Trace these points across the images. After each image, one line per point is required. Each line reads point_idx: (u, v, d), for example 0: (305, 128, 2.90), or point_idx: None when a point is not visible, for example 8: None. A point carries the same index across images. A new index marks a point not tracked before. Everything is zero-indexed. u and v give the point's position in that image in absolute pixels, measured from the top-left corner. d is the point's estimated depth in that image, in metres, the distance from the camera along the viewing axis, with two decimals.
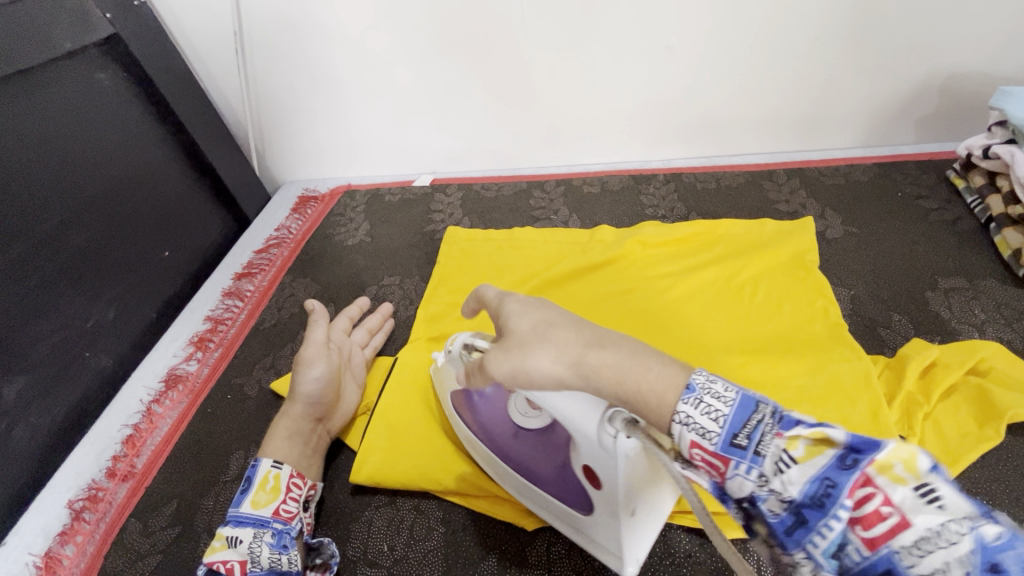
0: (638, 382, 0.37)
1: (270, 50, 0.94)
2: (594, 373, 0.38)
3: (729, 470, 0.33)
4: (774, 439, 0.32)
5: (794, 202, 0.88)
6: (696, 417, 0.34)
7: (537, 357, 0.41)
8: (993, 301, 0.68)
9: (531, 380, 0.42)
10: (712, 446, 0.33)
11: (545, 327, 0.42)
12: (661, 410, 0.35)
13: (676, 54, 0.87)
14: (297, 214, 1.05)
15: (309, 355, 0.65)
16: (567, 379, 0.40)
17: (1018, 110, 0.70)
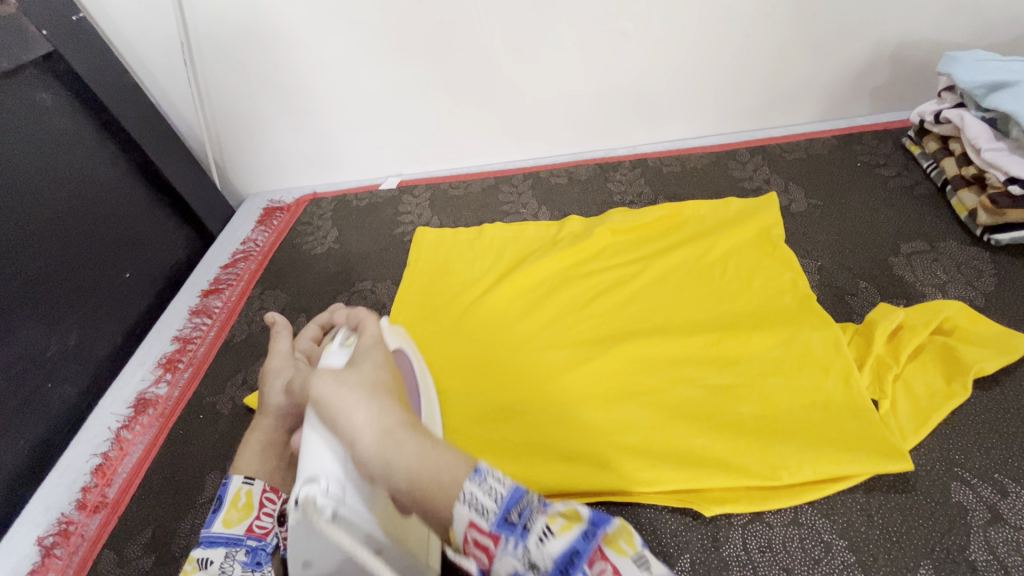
0: (431, 468, 0.35)
1: (222, 61, 0.91)
2: (397, 450, 0.36)
3: (498, 550, 0.32)
4: (539, 514, 0.33)
5: (758, 178, 0.89)
6: (479, 496, 0.33)
7: (354, 405, 0.38)
8: (954, 261, 0.69)
9: (338, 425, 0.38)
10: (487, 525, 0.32)
11: (380, 390, 0.40)
12: (449, 494, 0.34)
13: (633, 40, 0.87)
14: (262, 227, 1.03)
15: (275, 366, 0.62)
16: (365, 440, 0.37)
17: (964, 74, 0.71)
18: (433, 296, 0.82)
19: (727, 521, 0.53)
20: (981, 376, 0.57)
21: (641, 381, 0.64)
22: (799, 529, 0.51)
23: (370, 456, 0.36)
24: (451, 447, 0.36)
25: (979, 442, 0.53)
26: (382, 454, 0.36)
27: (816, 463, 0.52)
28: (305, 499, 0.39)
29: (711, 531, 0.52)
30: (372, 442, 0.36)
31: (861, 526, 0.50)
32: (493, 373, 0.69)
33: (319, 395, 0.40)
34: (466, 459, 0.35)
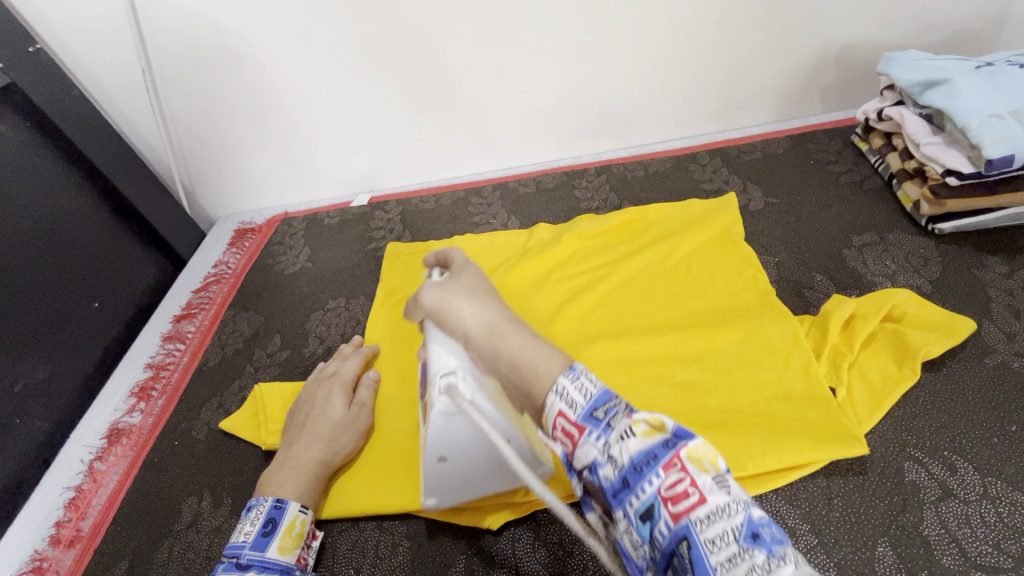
0: (528, 355, 0.45)
1: (186, 85, 0.92)
2: (502, 338, 0.48)
3: (582, 438, 0.38)
4: (625, 417, 0.37)
5: (718, 179, 0.92)
6: (570, 391, 0.40)
7: (463, 305, 0.51)
8: (902, 251, 0.72)
9: (448, 319, 0.52)
10: (576, 417, 0.39)
11: (480, 293, 0.53)
12: (544, 384, 0.42)
13: (592, 51, 0.90)
14: (234, 249, 1.03)
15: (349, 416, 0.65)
16: (473, 330, 0.50)
17: (901, 74, 0.74)
18: None
19: None
20: (930, 359, 0.59)
21: (615, 380, 0.66)
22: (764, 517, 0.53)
23: (481, 343, 0.49)
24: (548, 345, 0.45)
25: (930, 423, 0.56)
26: (491, 340, 0.48)
27: (781, 453, 0.54)
28: (447, 386, 0.50)
29: None
30: (480, 331, 0.49)
31: (822, 510, 0.52)
32: None
33: (431, 302, 0.54)
34: (560, 356, 0.44)
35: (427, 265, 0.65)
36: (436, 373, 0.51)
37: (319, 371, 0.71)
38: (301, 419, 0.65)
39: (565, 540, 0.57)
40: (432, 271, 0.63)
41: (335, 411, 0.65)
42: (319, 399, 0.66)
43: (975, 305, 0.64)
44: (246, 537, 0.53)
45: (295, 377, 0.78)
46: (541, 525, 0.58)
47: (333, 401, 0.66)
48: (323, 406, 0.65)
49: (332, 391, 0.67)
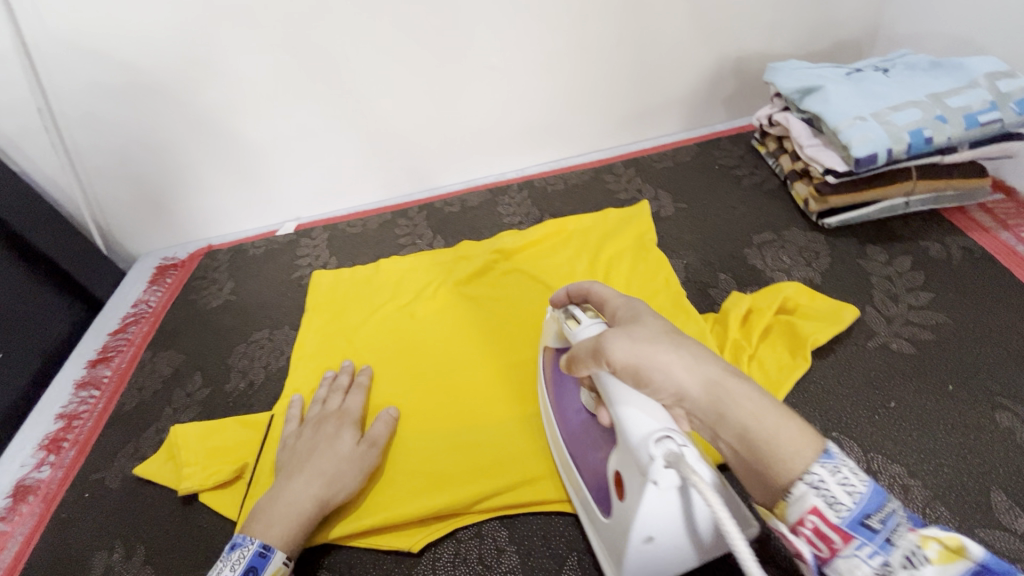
0: (773, 432, 0.40)
1: (91, 122, 0.89)
2: (732, 403, 0.41)
3: (847, 548, 0.38)
4: (908, 533, 0.38)
5: (632, 189, 0.96)
6: (835, 491, 0.38)
7: (667, 357, 0.43)
8: (796, 246, 0.77)
9: (653, 379, 0.43)
10: (841, 522, 0.37)
11: (676, 336, 0.45)
12: (789, 461, 0.39)
13: (502, 72, 0.93)
14: (155, 286, 1.00)
15: (347, 466, 0.60)
16: (691, 391, 0.43)
17: (783, 82, 0.80)
18: (337, 338, 0.83)
19: None
20: (819, 347, 0.64)
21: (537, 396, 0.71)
22: None
23: (702, 406, 0.42)
24: (785, 416, 0.41)
25: (819, 407, 0.59)
26: (718, 405, 0.42)
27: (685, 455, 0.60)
28: (667, 456, 0.41)
29: None
30: (701, 390, 0.42)
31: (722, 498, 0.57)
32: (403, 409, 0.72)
33: (622, 359, 0.45)
34: (807, 434, 0.40)
35: (560, 304, 0.59)
36: (644, 439, 0.42)
37: (324, 410, 0.68)
38: (306, 451, 0.61)
39: (483, 554, 0.58)
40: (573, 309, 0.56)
41: (342, 446, 0.62)
42: (325, 437, 0.63)
43: (858, 292, 0.70)
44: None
45: (216, 415, 0.76)
46: (460, 541, 0.59)
47: (342, 436, 0.63)
48: (331, 441, 0.62)
49: (340, 431, 0.64)
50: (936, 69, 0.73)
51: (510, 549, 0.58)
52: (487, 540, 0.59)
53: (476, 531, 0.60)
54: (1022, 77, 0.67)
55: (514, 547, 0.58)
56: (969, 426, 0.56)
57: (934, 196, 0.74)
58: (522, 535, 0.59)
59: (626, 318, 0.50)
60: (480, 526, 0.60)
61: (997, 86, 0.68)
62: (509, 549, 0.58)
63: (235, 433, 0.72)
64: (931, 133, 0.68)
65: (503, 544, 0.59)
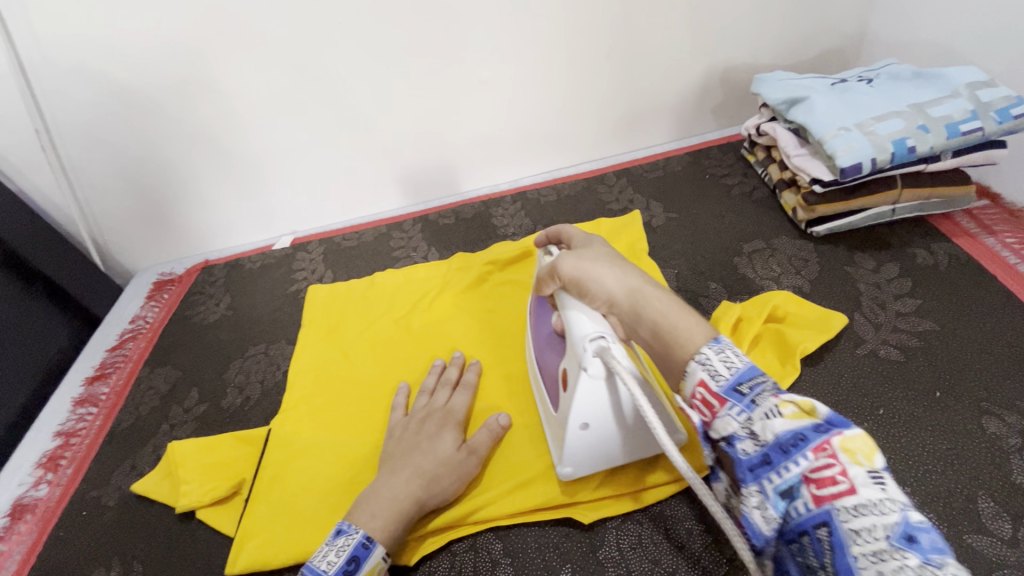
0: (672, 322, 0.48)
1: (88, 140, 0.90)
2: (646, 304, 0.51)
3: (722, 410, 0.42)
4: (770, 397, 0.41)
5: (624, 199, 0.97)
6: (714, 363, 0.43)
7: (603, 272, 0.54)
8: (786, 255, 0.78)
9: (590, 288, 0.54)
10: (719, 388, 0.43)
11: (615, 260, 0.56)
12: (685, 346, 0.46)
13: (493, 85, 0.95)
14: (151, 302, 1.00)
15: (442, 470, 0.60)
16: (618, 297, 0.53)
17: (770, 93, 0.81)
18: (334, 351, 0.84)
19: (602, 526, 0.60)
20: (808, 355, 0.64)
21: None
22: (664, 522, 0.59)
23: (625, 308, 0.52)
24: (690, 313, 0.49)
25: None
26: (635, 304, 0.51)
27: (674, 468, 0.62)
28: (600, 350, 0.51)
29: (588, 537, 0.59)
30: (623, 295, 0.52)
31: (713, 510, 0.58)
32: None
33: (570, 271, 0.56)
34: (703, 325, 0.47)
35: (540, 244, 0.67)
36: (583, 336, 0.53)
37: (428, 406, 0.69)
38: (407, 447, 0.62)
39: (479, 567, 0.58)
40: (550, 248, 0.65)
41: (443, 448, 0.62)
42: (427, 435, 0.63)
43: (847, 300, 0.71)
44: (328, 567, 0.51)
45: (213, 431, 0.77)
46: (455, 554, 0.60)
47: (443, 438, 0.63)
48: (433, 441, 0.63)
49: (442, 430, 0.64)
50: (919, 79, 0.74)
51: (504, 562, 0.58)
52: (482, 552, 0.59)
53: (471, 544, 0.60)
54: (1002, 87, 0.68)
55: (509, 559, 0.59)
56: (957, 432, 0.57)
57: (919, 204, 0.75)
58: (516, 546, 0.60)
59: (585, 245, 0.60)
60: (475, 538, 0.61)
61: (978, 95, 0.69)
62: (503, 562, 0.58)
63: (232, 449, 0.73)
64: (914, 143, 0.69)
65: (498, 556, 0.59)
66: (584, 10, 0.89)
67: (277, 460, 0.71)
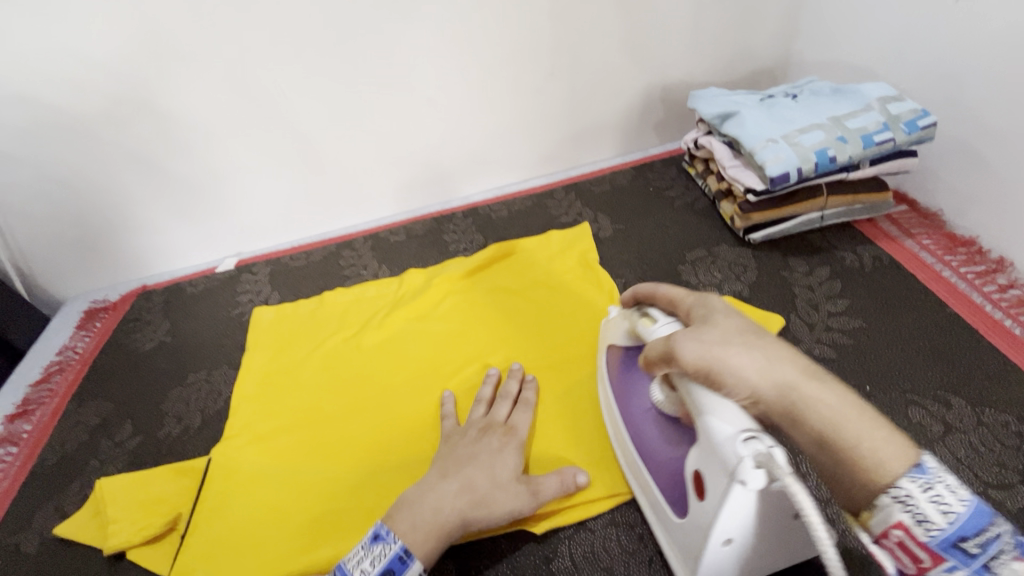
0: (869, 445, 0.40)
1: (8, 160, 0.85)
2: (808, 408, 0.42)
3: (938, 569, 0.38)
4: (1006, 557, 0.37)
5: (573, 213, 0.99)
6: (924, 506, 0.38)
7: (741, 359, 0.43)
8: (726, 261, 0.81)
9: (724, 379, 0.44)
10: (931, 548, 0.38)
11: (751, 338, 0.45)
12: (893, 464, 0.40)
13: (440, 104, 0.96)
14: (82, 332, 0.94)
15: (501, 499, 0.56)
16: (763, 392, 0.43)
17: (704, 108, 0.85)
18: (279, 375, 0.81)
19: (555, 535, 0.59)
20: None
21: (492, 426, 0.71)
22: (616, 529, 0.59)
23: (775, 403, 0.43)
24: (895, 439, 0.41)
25: None
26: (786, 396, 0.42)
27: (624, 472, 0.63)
28: (760, 459, 0.41)
29: (541, 548, 0.59)
30: (773, 390, 0.43)
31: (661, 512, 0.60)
32: (353, 445, 0.71)
33: (693, 359, 0.45)
34: (900, 444, 0.41)
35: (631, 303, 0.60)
36: (733, 438, 0.42)
37: (491, 418, 0.66)
38: (463, 458, 0.59)
39: None
40: (649, 313, 0.56)
41: (502, 471, 0.59)
42: (488, 451, 0.60)
43: (783, 303, 0.74)
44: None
45: (147, 465, 0.72)
46: None
47: (504, 460, 0.60)
48: (493, 459, 0.59)
49: (504, 449, 0.61)
50: (837, 94, 0.79)
51: None
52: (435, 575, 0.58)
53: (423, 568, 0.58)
54: (909, 101, 0.73)
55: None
56: None
57: (844, 210, 0.80)
58: (470, 565, 0.58)
59: (704, 316, 0.49)
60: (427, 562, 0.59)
61: (888, 108, 0.74)
62: None
63: (167, 482, 0.68)
64: (835, 153, 0.74)
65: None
66: (529, 32, 0.92)
67: (218, 491, 0.68)
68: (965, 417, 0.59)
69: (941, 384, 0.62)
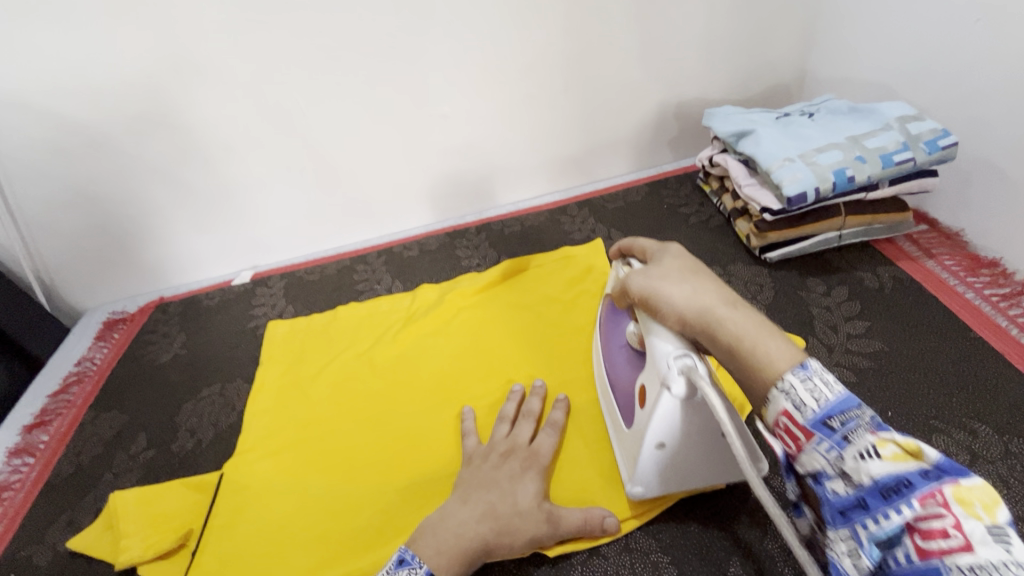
0: (755, 343, 0.44)
1: (34, 174, 0.87)
2: (720, 324, 0.47)
3: (809, 443, 0.40)
4: (867, 432, 0.38)
5: (586, 229, 0.99)
6: (798, 390, 0.41)
7: (673, 289, 0.51)
8: (742, 280, 0.81)
9: (659, 306, 0.51)
10: (804, 422, 0.40)
11: (691, 273, 0.52)
12: (772, 365, 0.43)
13: (454, 120, 0.97)
14: (100, 342, 0.96)
15: (524, 526, 0.56)
16: (687, 314, 0.49)
17: (719, 126, 0.85)
18: (292, 389, 0.81)
19: (569, 562, 0.58)
20: None
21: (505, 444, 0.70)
22: (630, 555, 0.58)
23: (696, 324, 0.49)
24: (782, 338, 0.45)
25: None
26: (705, 319, 0.48)
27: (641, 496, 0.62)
28: (685, 368, 0.50)
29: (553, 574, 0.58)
30: (694, 312, 0.49)
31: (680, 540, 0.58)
32: (362, 461, 0.71)
33: (640, 290, 0.53)
34: (790, 348, 0.44)
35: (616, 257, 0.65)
36: (668, 355, 0.51)
37: (511, 439, 0.66)
38: (484, 481, 0.60)
39: None
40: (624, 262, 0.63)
41: (524, 497, 0.58)
42: (508, 476, 0.60)
43: (801, 324, 0.73)
44: None
45: (159, 478, 0.73)
46: None
47: (525, 485, 0.59)
48: (514, 484, 0.59)
49: (526, 474, 0.61)
50: (855, 113, 0.78)
51: None
52: None
53: None
54: (929, 120, 0.73)
55: None
56: None
57: (863, 229, 0.79)
58: None
59: (659, 257, 0.56)
60: None
61: (907, 128, 0.73)
62: None
63: (177, 495, 0.69)
64: (853, 172, 0.73)
65: None
66: (543, 50, 0.93)
67: (232, 507, 0.68)
68: (992, 445, 0.57)
69: (966, 411, 0.61)
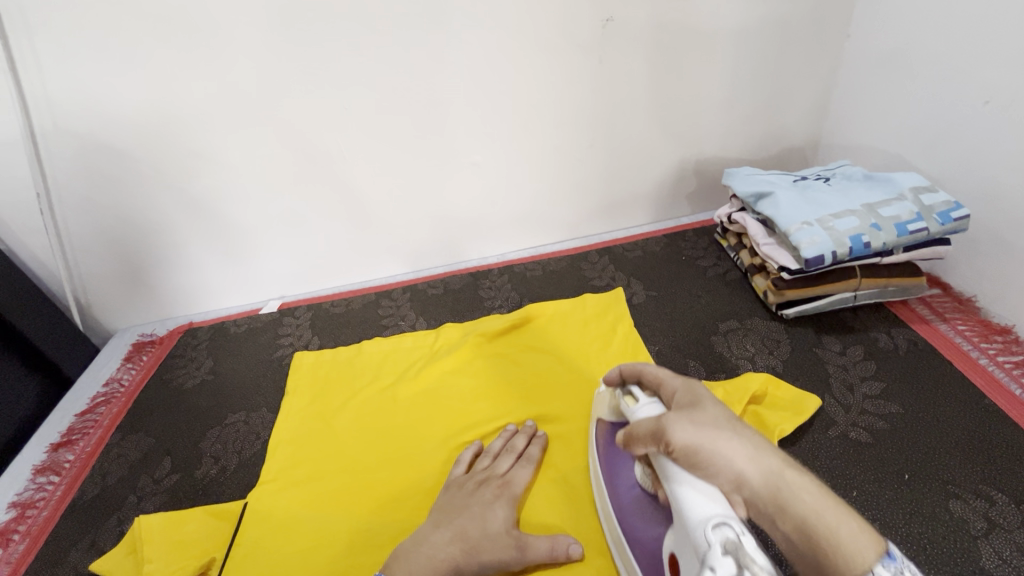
0: (838, 530, 0.41)
1: (85, 201, 0.92)
2: (792, 500, 0.43)
3: None
4: None
5: (606, 276, 1.02)
6: None
7: (729, 445, 0.45)
8: (759, 335, 0.83)
9: (713, 464, 0.44)
10: None
11: (737, 427, 0.47)
12: (854, 554, 0.39)
13: (485, 168, 1.02)
14: (129, 364, 0.98)
15: (488, 547, 0.59)
16: (749, 477, 0.44)
17: (739, 186, 0.89)
18: (316, 423, 0.83)
19: None
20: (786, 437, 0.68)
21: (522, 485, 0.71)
22: None
23: (760, 493, 0.44)
24: (853, 516, 0.42)
25: None
26: (777, 492, 0.43)
27: None
28: (725, 541, 0.40)
29: None
30: (761, 479, 0.44)
31: None
32: (379, 497, 0.72)
33: (685, 441, 0.46)
34: (867, 534, 0.41)
35: (614, 382, 0.60)
36: (700, 523, 0.42)
37: (489, 470, 0.69)
38: (457, 507, 0.63)
39: None
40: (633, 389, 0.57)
41: (492, 522, 0.61)
42: (479, 502, 0.63)
43: (817, 382, 0.74)
44: None
45: (182, 505, 0.74)
46: None
47: (494, 512, 0.62)
48: (484, 510, 0.62)
49: (496, 502, 0.64)
50: (870, 181, 0.83)
51: None
52: None
53: None
54: (942, 193, 0.76)
55: None
56: (928, 515, 0.59)
57: (878, 291, 0.82)
58: None
59: (690, 401, 0.51)
60: None
61: (921, 199, 0.77)
62: None
63: (201, 524, 0.70)
64: (869, 239, 0.76)
65: None
66: (572, 108, 0.98)
67: (254, 536, 0.69)
68: (1009, 514, 0.58)
69: (982, 479, 0.61)
